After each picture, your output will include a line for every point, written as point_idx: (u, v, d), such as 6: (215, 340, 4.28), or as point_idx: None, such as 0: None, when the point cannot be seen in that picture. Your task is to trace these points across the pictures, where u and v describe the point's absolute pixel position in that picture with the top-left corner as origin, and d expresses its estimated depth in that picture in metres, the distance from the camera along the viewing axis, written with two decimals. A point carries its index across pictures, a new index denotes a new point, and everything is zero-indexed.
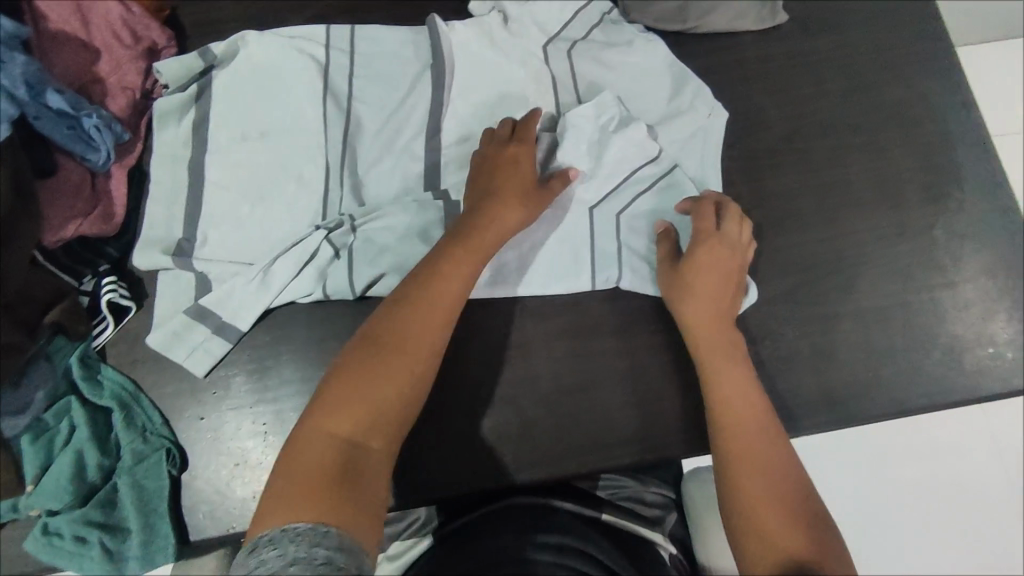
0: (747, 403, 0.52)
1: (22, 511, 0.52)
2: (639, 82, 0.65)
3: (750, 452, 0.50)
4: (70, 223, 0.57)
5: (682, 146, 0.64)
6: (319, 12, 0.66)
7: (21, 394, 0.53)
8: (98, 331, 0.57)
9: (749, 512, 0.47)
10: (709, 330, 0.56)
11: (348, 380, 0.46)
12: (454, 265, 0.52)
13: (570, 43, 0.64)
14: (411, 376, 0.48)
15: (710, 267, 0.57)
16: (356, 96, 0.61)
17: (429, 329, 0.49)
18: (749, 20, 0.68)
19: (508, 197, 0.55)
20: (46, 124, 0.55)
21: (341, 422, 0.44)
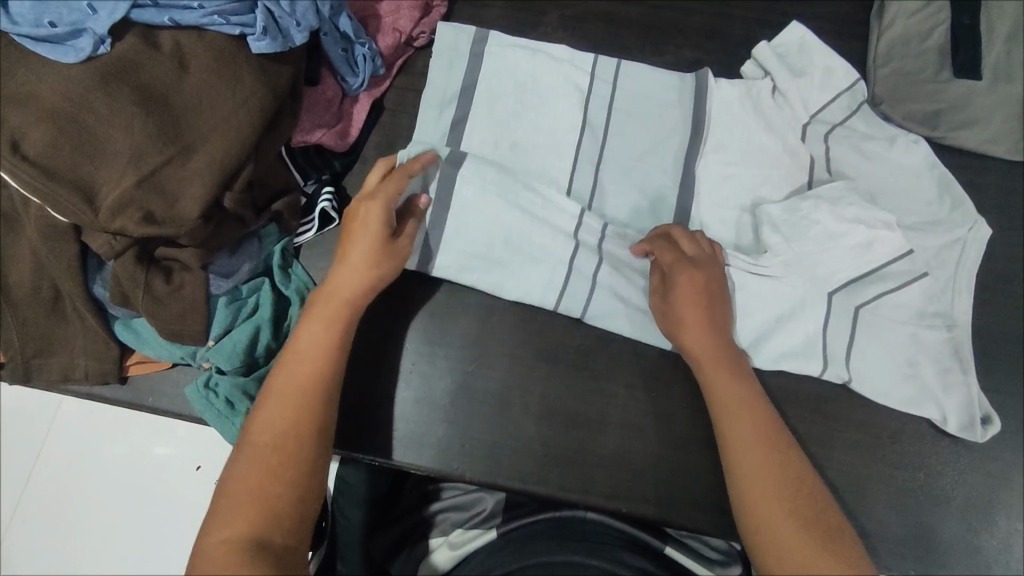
0: (755, 430, 0.50)
1: (197, 360, 0.58)
2: (894, 180, 0.63)
3: (775, 485, 0.47)
4: (316, 131, 0.63)
5: (937, 256, 0.61)
6: (578, 14, 0.71)
7: (232, 261, 0.58)
8: (303, 229, 0.63)
9: (758, 513, 0.47)
10: (715, 370, 0.53)
11: (294, 375, 0.51)
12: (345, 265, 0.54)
13: (827, 127, 0.64)
14: (323, 367, 0.51)
15: (689, 291, 0.55)
16: (598, 103, 0.65)
17: (324, 344, 0.52)
18: (1003, 146, 0.66)
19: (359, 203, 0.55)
20: (330, 41, 0.61)
21: (289, 414, 0.49)
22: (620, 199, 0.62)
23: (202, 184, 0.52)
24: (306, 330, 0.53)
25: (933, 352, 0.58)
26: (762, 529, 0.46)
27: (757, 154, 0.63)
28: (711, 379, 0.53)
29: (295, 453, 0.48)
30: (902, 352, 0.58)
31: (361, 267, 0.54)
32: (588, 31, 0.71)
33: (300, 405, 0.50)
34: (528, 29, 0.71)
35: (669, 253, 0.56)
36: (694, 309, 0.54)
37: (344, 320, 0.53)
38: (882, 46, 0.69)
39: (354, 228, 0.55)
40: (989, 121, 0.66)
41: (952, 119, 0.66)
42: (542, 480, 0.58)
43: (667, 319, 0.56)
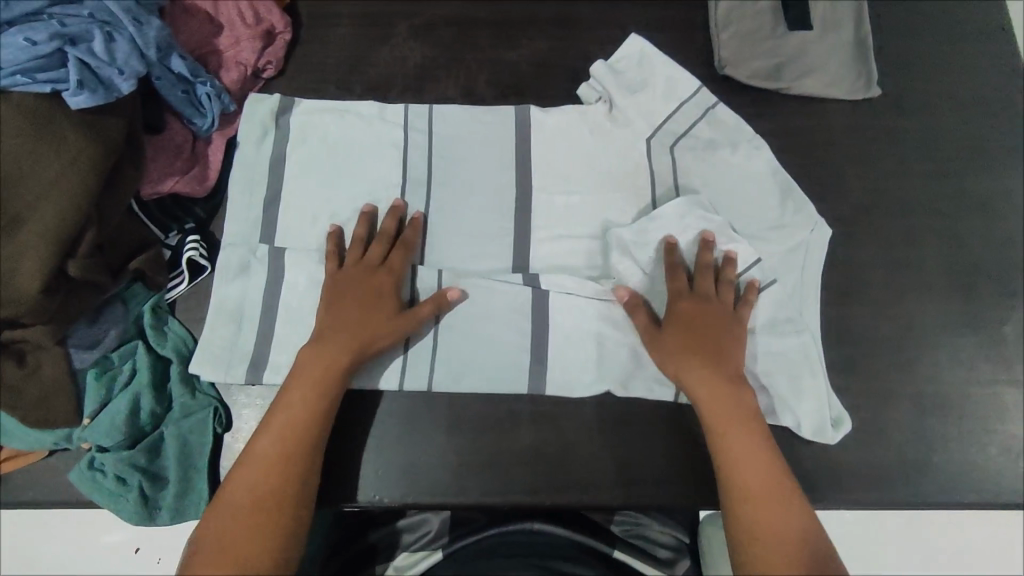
0: (743, 425, 0.53)
1: (74, 442, 0.54)
2: (736, 188, 0.65)
3: (759, 483, 0.51)
4: (168, 179, 0.60)
5: (783, 259, 0.62)
6: (427, 21, 0.71)
7: (95, 331, 0.55)
8: (173, 284, 0.59)
9: (758, 560, 0.49)
10: (701, 377, 0.55)
11: (269, 463, 0.50)
12: (320, 360, 0.54)
13: (672, 137, 0.66)
14: (306, 438, 0.52)
15: (694, 320, 0.57)
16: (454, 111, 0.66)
17: (295, 439, 0.51)
18: (841, 89, 0.69)
19: (358, 317, 0.56)
20: (165, 85, 0.59)
21: (258, 512, 0.49)
22: (480, 204, 0.64)
23: (35, 257, 0.49)
24: (288, 400, 0.53)
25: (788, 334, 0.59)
26: (744, 514, 0.50)
27: (603, 151, 0.66)
28: (702, 387, 0.55)
29: (276, 520, 0.49)
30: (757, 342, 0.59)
31: (350, 336, 0.55)
32: (440, 36, 0.71)
33: (291, 457, 0.51)
34: (379, 42, 0.70)
35: (680, 284, 0.59)
36: (694, 325, 0.57)
37: (328, 386, 0.53)
38: (722, 7, 0.71)
39: (351, 297, 0.56)
40: (824, 67, 0.70)
41: (794, 69, 0.70)
42: (461, 491, 0.57)
43: (654, 346, 0.57)
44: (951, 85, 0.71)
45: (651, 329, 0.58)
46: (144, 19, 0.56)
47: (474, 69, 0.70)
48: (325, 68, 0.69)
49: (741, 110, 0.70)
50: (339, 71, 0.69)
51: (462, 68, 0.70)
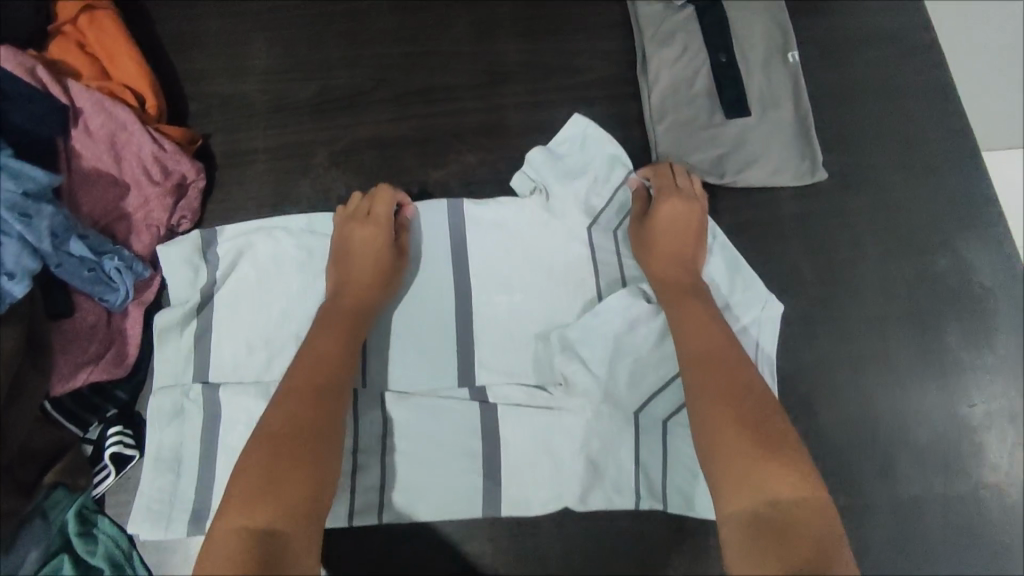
0: (710, 362, 0.51)
1: None
2: None
3: (733, 399, 0.49)
4: (81, 371, 0.56)
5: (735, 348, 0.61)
6: (349, 146, 0.68)
7: (12, 557, 0.50)
8: (98, 480, 0.55)
9: (741, 452, 0.46)
10: (697, 317, 0.54)
11: (285, 415, 0.48)
12: (324, 335, 0.54)
13: (612, 226, 0.63)
14: (327, 402, 0.49)
15: (671, 217, 0.59)
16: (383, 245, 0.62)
17: (307, 385, 0.50)
18: (787, 175, 0.66)
19: (366, 237, 0.58)
20: (67, 270, 0.55)
21: (266, 459, 0.45)
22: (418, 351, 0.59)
23: None
24: (302, 364, 0.52)
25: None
26: (715, 458, 0.47)
27: (544, 248, 0.63)
28: (688, 323, 0.54)
29: (302, 453, 0.46)
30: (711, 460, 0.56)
31: (374, 268, 0.58)
32: (364, 161, 0.68)
33: (297, 434, 0.47)
34: (299, 176, 0.67)
35: (664, 180, 0.62)
36: (673, 262, 0.58)
37: (343, 360, 0.53)
38: (655, 101, 0.69)
39: (365, 229, 0.59)
40: (768, 155, 0.67)
41: (736, 160, 0.67)
42: None
43: (648, 247, 0.59)
44: (898, 156, 0.68)
45: (641, 217, 0.61)
46: (33, 209, 0.52)
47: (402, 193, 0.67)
48: (245, 211, 0.66)
49: None
50: (259, 212, 0.66)
51: None
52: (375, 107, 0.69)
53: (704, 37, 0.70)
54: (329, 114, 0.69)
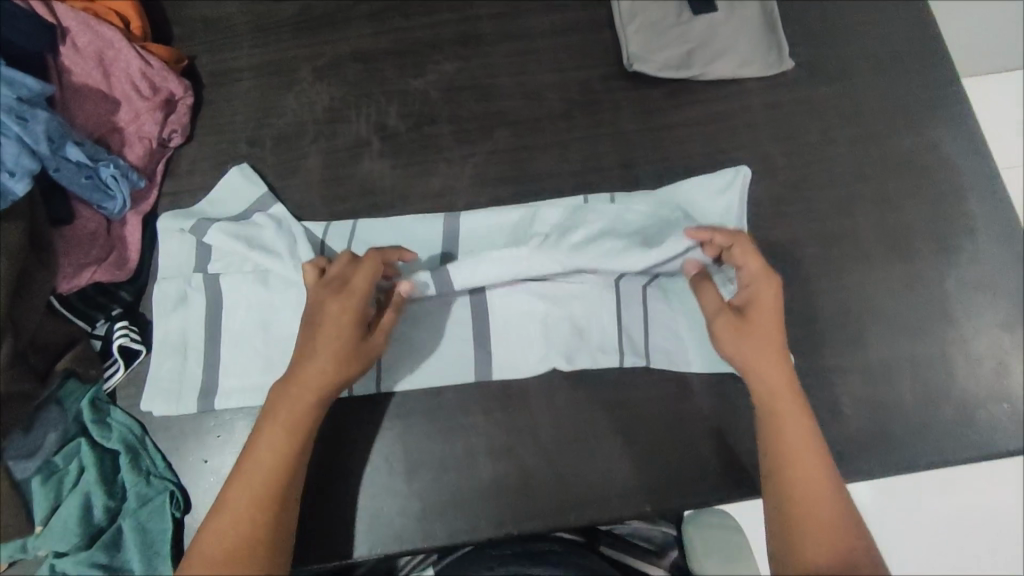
0: (815, 440, 0.53)
1: (30, 551, 0.54)
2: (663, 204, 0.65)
3: (823, 486, 0.52)
4: (85, 270, 0.59)
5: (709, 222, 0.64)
6: (331, 62, 0.70)
7: (33, 438, 0.54)
8: (109, 373, 0.58)
9: (796, 522, 0.51)
10: (773, 354, 0.55)
11: (260, 456, 0.51)
12: (310, 368, 0.53)
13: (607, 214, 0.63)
14: (260, 501, 0.50)
15: (761, 303, 0.56)
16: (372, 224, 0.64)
17: (283, 446, 0.52)
18: (755, 66, 0.68)
19: (340, 345, 0.53)
20: (66, 175, 0.57)
21: (244, 512, 0.50)
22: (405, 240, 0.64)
23: None
24: (261, 440, 0.52)
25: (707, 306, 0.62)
26: (778, 475, 0.53)
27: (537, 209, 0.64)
28: (765, 350, 0.55)
29: (259, 544, 0.49)
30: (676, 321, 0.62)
31: (334, 343, 0.53)
32: (345, 75, 0.70)
33: (274, 476, 0.51)
34: (284, 91, 0.69)
35: (756, 266, 0.57)
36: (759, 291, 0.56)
37: (304, 419, 0.53)
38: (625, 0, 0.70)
39: (334, 329, 0.53)
40: (736, 48, 0.69)
41: (705, 54, 0.69)
42: (428, 535, 0.57)
43: (725, 308, 0.57)
44: (863, 44, 0.70)
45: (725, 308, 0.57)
46: (28, 113, 0.54)
47: (384, 102, 0.69)
48: (233, 127, 0.68)
49: (658, 104, 0.69)
50: (247, 127, 0.68)
51: (372, 105, 0.69)
52: (354, 24, 0.71)
53: None
54: (310, 31, 0.71)
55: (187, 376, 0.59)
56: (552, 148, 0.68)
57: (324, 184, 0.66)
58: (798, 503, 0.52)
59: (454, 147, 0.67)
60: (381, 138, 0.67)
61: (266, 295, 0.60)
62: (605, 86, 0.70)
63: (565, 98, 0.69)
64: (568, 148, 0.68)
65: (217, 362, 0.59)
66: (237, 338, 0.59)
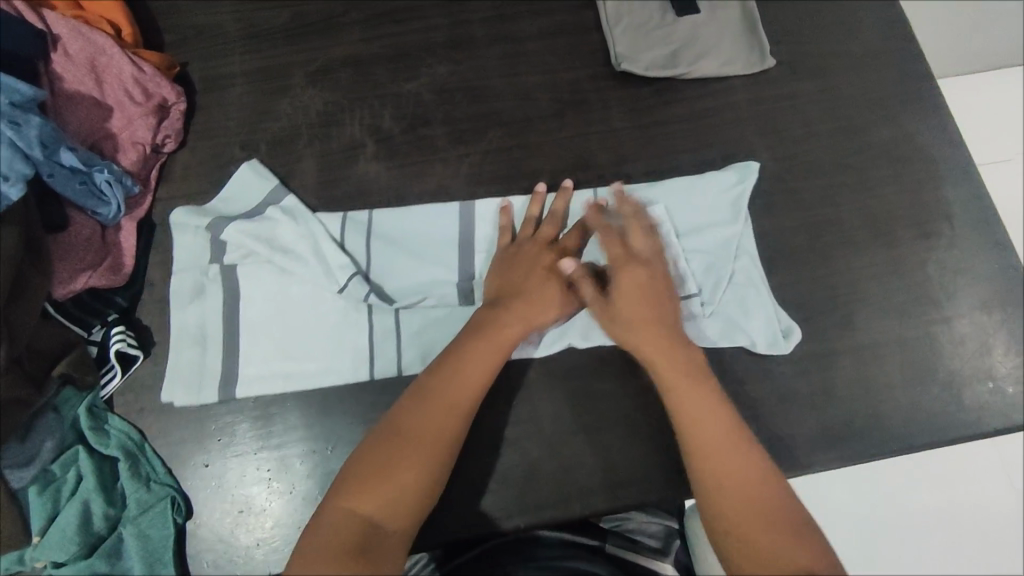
0: (728, 460, 0.51)
1: (28, 563, 0.52)
2: (687, 193, 0.66)
3: (743, 494, 0.50)
4: (80, 276, 0.58)
5: (719, 205, 0.66)
6: (323, 66, 0.71)
7: (29, 446, 0.53)
8: (106, 380, 0.58)
9: (737, 536, 0.49)
10: (664, 355, 0.56)
11: (417, 417, 0.52)
12: (478, 350, 0.55)
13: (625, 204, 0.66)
14: (415, 457, 0.50)
15: (631, 284, 0.58)
16: (395, 224, 0.64)
17: (450, 407, 0.52)
18: (738, 65, 0.71)
19: (535, 295, 0.58)
20: (59, 181, 0.56)
21: (407, 465, 0.50)
22: (419, 227, 0.64)
23: None
24: (429, 398, 0.52)
25: (717, 290, 0.63)
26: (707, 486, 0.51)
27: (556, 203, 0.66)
28: (653, 351, 0.56)
29: (406, 502, 0.49)
30: (691, 302, 0.62)
31: (547, 299, 0.58)
32: (338, 79, 0.70)
33: (422, 437, 0.51)
34: (277, 95, 0.69)
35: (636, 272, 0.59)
36: (638, 304, 0.57)
37: (481, 385, 0.54)
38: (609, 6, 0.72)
39: (535, 278, 0.59)
40: (718, 48, 0.71)
41: (689, 54, 0.71)
42: (436, 531, 0.57)
43: (606, 312, 0.58)
44: (839, 42, 0.73)
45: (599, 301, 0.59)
46: (21, 118, 0.53)
47: (377, 106, 0.69)
48: (227, 131, 0.68)
49: (647, 102, 0.71)
50: (241, 131, 0.68)
51: (366, 108, 0.69)
52: (346, 30, 0.72)
53: None
54: (302, 38, 0.71)
55: (205, 371, 0.59)
56: (546, 146, 0.69)
57: (321, 186, 0.66)
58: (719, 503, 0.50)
59: (448, 148, 0.68)
60: (376, 139, 0.68)
61: (284, 285, 0.61)
62: (593, 86, 0.71)
63: (556, 98, 0.71)
64: (560, 145, 0.69)
65: (223, 362, 0.59)
66: (256, 328, 0.60)
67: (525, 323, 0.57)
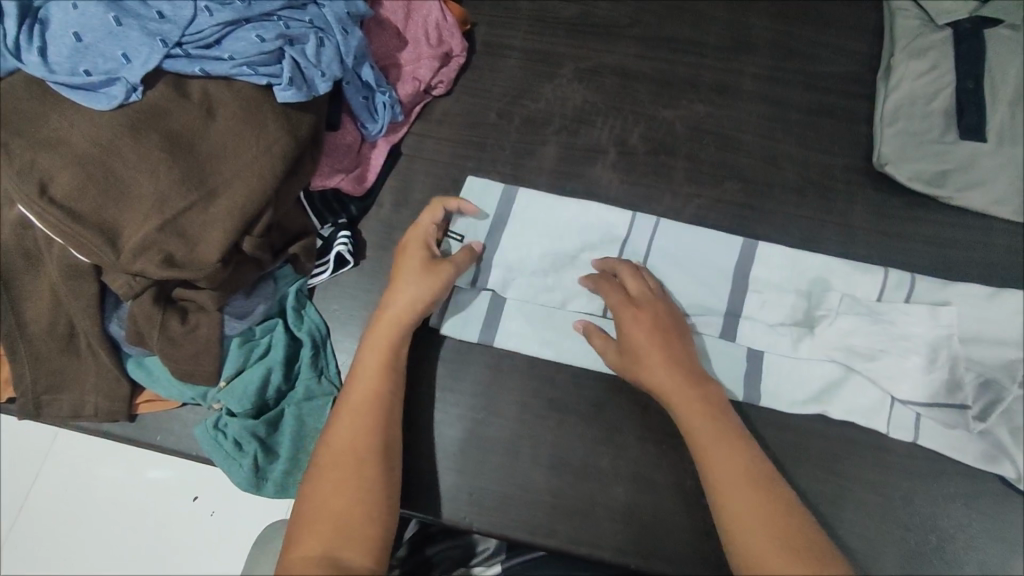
0: (778, 523, 0.48)
1: (208, 401, 0.58)
2: (981, 312, 0.62)
3: (747, 504, 0.49)
4: (335, 175, 0.65)
5: (1008, 326, 0.61)
6: (593, 67, 0.73)
7: (247, 303, 0.59)
8: (317, 271, 0.63)
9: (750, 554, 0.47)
10: (681, 397, 0.54)
11: (378, 331, 0.57)
12: (401, 272, 0.59)
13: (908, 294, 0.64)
14: (373, 428, 0.53)
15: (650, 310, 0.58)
16: (673, 238, 0.66)
17: (391, 322, 0.57)
18: (1009, 208, 0.66)
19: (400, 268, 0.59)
20: (351, 89, 0.62)
21: (373, 375, 0.55)
22: (693, 249, 0.66)
23: (221, 231, 0.52)
24: (360, 364, 0.56)
25: (991, 410, 0.59)
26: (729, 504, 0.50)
27: (825, 273, 0.65)
28: (685, 408, 0.54)
29: (377, 408, 0.54)
30: (962, 414, 0.59)
31: (412, 284, 0.58)
32: (602, 84, 0.73)
33: (378, 349, 0.57)
34: (544, 79, 0.73)
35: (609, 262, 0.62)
36: (645, 339, 0.56)
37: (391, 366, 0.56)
38: (889, 105, 0.70)
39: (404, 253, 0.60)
40: (995, 184, 0.66)
41: (960, 180, 0.67)
42: (550, 533, 0.58)
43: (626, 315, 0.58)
44: None
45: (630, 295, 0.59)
46: (351, 29, 0.59)
47: (630, 121, 0.71)
48: (489, 95, 0.72)
49: (895, 211, 0.68)
50: (502, 99, 0.72)
51: (619, 118, 0.71)
52: (624, 42, 0.74)
53: (961, 55, 0.70)
54: (582, 35, 0.74)
55: (472, 309, 0.64)
56: (776, 217, 0.68)
57: (554, 175, 0.69)
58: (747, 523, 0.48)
59: (684, 184, 0.69)
60: (618, 152, 0.70)
61: (558, 257, 0.65)
62: (844, 175, 0.69)
63: (804, 174, 0.69)
64: (793, 221, 0.68)
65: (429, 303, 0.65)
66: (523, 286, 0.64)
67: (400, 282, 0.59)
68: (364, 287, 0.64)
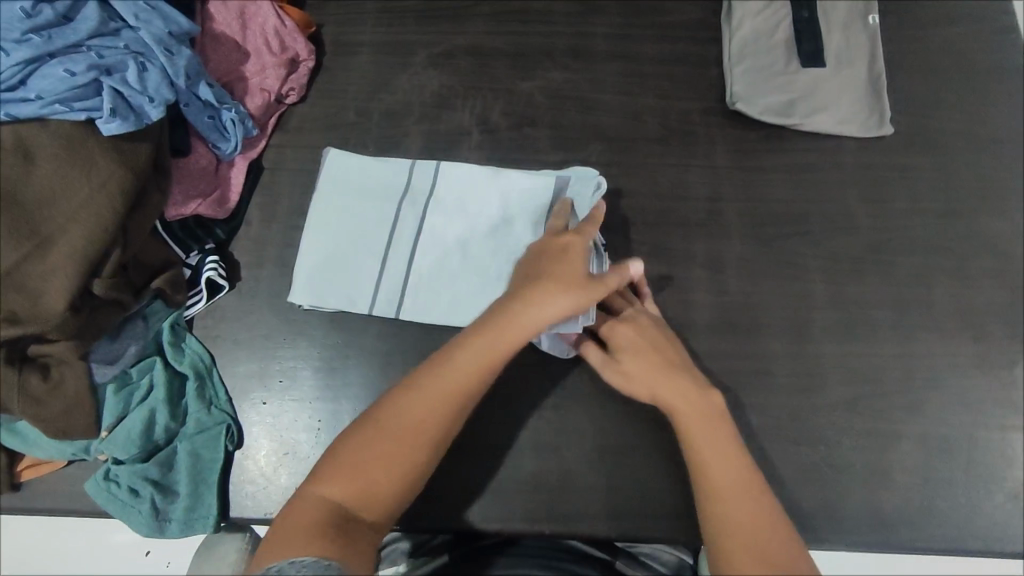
0: (754, 523, 0.47)
1: (92, 454, 0.56)
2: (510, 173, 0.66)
3: (737, 499, 0.48)
4: (191, 202, 0.62)
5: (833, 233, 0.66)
6: (446, 50, 0.73)
7: (116, 346, 0.57)
8: (191, 302, 0.61)
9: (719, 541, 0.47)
10: (693, 408, 0.52)
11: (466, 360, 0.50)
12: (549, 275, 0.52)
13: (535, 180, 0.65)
14: (429, 435, 0.48)
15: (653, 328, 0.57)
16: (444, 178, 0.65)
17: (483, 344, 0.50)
18: (853, 126, 0.69)
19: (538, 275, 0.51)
20: (192, 111, 0.60)
21: (446, 392, 0.49)
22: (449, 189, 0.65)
23: (64, 278, 0.50)
24: (438, 376, 0.49)
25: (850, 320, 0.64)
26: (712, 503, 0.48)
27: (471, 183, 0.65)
28: (691, 410, 0.52)
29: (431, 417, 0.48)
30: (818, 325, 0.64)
31: (571, 292, 0.50)
32: (457, 66, 0.72)
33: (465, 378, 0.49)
34: (397, 70, 0.72)
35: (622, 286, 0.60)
36: (651, 353, 0.55)
37: (469, 389, 0.49)
38: (733, 46, 0.72)
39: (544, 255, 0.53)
40: (837, 105, 0.70)
41: (808, 106, 0.70)
42: (465, 516, 0.59)
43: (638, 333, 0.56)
44: (967, 125, 0.71)
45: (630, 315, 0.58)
46: (176, 49, 0.57)
47: (490, 98, 0.71)
48: (345, 94, 0.71)
49: (753, 146, 0.70)
50: (358, 98, 0.71)
51: (479, 98, 0.71)
52: (473, 20, 0.74)
53: None
54: (431, 20, 0.74)
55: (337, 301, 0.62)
56: (642, 169, 0.69)
57: None
58: (722, 519, 0.47)
59: (549, 151, 0.70)
60: (482, 130, 0.70)
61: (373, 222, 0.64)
62: (702, 119, 0.71)
63: (664, 124, 0.71)
64: (658, 170, 0.69)
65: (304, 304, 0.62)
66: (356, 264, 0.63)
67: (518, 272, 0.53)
68: (245, 310, 0.63)
